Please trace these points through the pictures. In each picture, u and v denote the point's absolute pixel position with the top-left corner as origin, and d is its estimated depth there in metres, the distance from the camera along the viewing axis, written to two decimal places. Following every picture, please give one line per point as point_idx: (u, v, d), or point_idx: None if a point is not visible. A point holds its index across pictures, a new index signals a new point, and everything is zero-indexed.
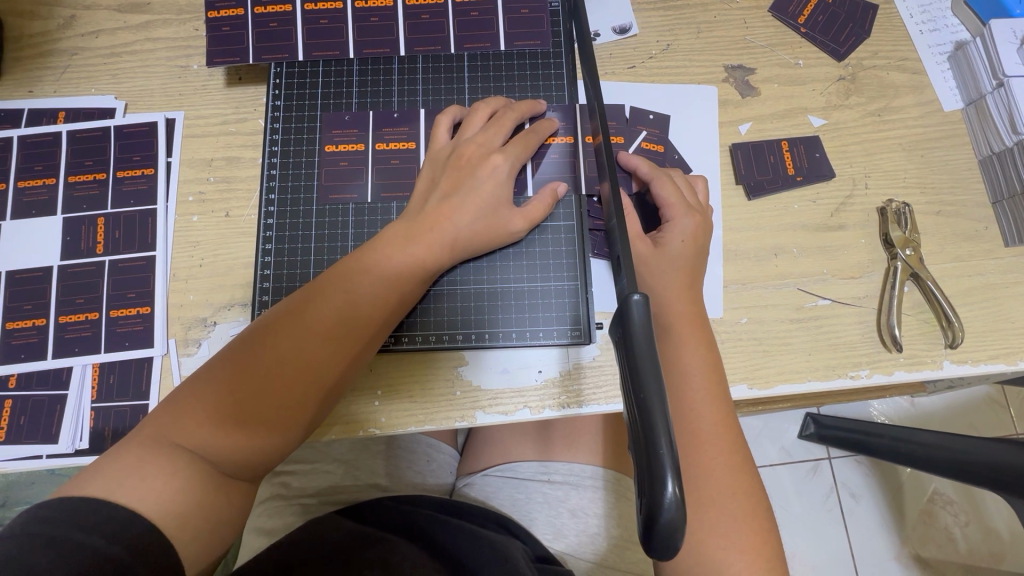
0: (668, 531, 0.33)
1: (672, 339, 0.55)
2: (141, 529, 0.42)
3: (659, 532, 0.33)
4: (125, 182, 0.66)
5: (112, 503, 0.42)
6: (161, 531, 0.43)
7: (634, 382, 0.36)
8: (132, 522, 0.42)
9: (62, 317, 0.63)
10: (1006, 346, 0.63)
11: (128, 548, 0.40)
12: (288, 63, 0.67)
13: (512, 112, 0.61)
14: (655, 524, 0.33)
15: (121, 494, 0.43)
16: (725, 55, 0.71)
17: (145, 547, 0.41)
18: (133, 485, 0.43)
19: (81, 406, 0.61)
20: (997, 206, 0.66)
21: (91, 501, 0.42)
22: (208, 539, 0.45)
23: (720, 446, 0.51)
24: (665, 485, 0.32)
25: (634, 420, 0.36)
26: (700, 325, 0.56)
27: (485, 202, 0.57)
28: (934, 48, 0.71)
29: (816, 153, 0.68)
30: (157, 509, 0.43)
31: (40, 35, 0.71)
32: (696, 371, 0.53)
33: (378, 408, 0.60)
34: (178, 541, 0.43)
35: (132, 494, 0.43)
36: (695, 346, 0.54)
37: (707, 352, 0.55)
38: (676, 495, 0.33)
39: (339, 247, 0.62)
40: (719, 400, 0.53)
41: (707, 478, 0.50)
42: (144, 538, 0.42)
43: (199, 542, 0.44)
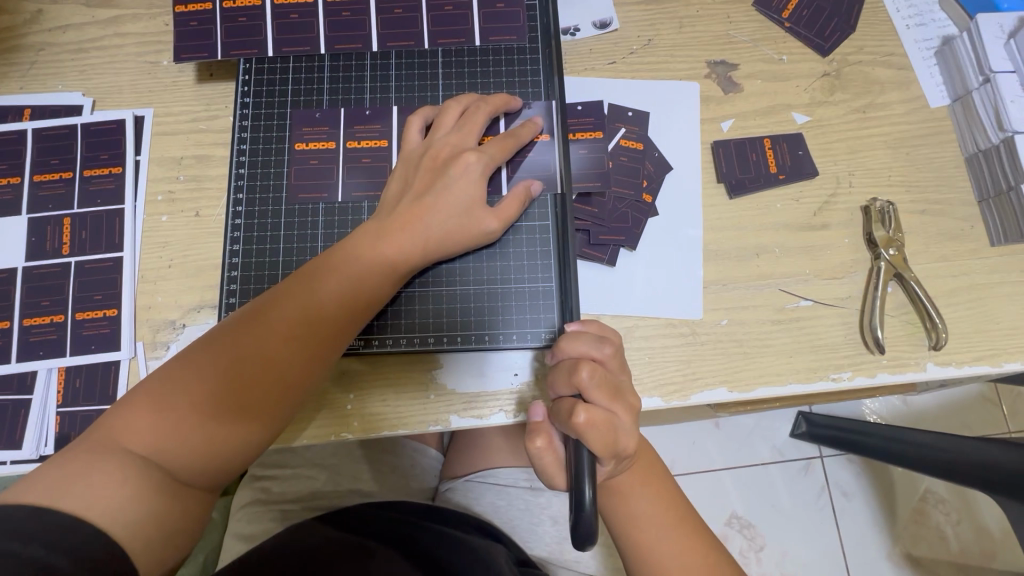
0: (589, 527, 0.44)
1: (612, 490, 0.53)
2: (88, 538, 0.40)
3: (581, 527, 0.44)
4: (92, 181, 0.65)
5: (56, 510, 0.41)
6: (109, 538, 0.41)
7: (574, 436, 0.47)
8: (77, 531, 0.40)
9: (27, 319, 0.61)
10: (992, 347, 0.61)
11: (71, 558, 0.39)
12: (259, 59, 0.65)
13: (485, 107, 0.60)
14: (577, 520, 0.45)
15: (67, 502, 0.41)
16: (707, 51, 0.70)
17: (89, 555, 0.40)
18: (80, 492, 0.42)
19: (45, 411, 0.60)
20: (984, 204, 0.65)
21: (34, 508, 0.40)
22: (160, 547, 0.44)
23: (642, 487, 0.53)
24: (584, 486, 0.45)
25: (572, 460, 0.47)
26: (641, 456, 0.55)
27: (457, 202, 0.55)
28: (921, 43, 0.70)
29: (799, 151, 0.67)
30: (105, 516, 0.42)
31: (5, 30, 0.69)
32: (646, 511, 0.53)
33: (350, 411, 0.59)
34: (129, 548, 0.42)
35: (79, 501, 0.42)
36: (639, 489, 0.53)
37: (652, 486, 0.54)
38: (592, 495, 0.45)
39: (309, 248, 0.61)
40: (676, 517, 0.53)
41: (639, 524, 0.52)
42: (91, 546, 0.40)
43: (151, 551, 0.43)
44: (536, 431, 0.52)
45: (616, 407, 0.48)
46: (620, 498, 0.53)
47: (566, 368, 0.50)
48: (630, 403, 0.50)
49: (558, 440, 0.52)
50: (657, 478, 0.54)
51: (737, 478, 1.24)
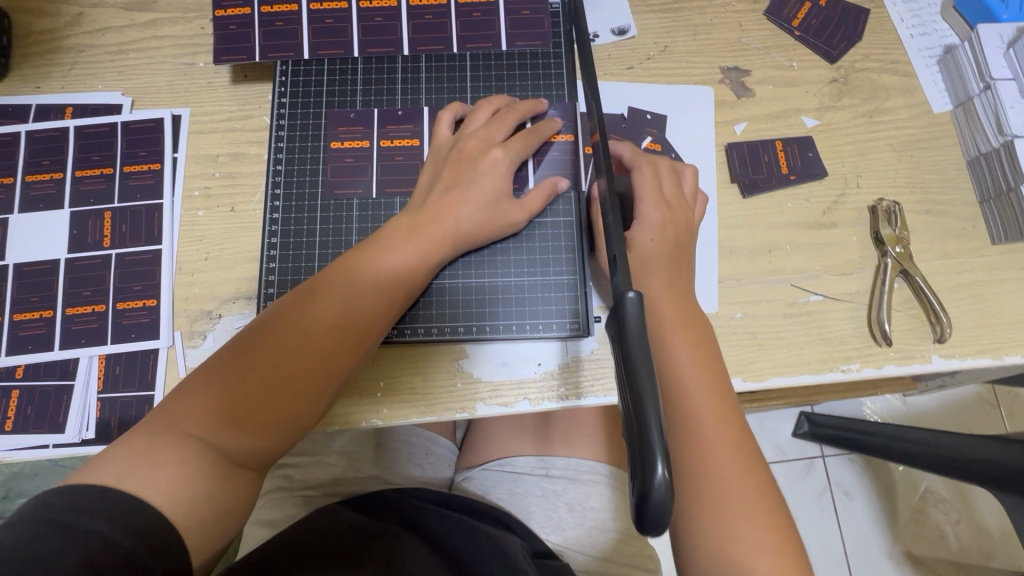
0: (658, 516, 0.34)
1: (663, 337, 0.56)
2: (148, 517, 0.43)
3: (649, 516, 0.34)
4: (132, 176, 0.67)
5: (118, 490, 0.43)
6: (167, 518, 0.44)
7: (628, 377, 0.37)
8: (138, 511, 0.43)
9: (70, 309, 0.64)
10: (993, 341, 0.64)
11: (133, 535, 0.41)
12: (294, 61, 0.68)
13: (515, 112, 0.63)
14: (643, 506, 0.34)
15: (129, 482, 0.44)
16: (721, 57, 0.73)
17: (149, 534, 0.42)
18: (140, 474, 0.45)
19: (87, 397, 0.62)
20: (985, 205, 0.68)
21: (97, 488, 0.43)
22: (213, 527, 0.47)
23: (686, 342, 0.56)
24: (656, 465, 0.33)
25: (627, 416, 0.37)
26: (686, 316, 0.58)
27: (486, 195, 0.58)
28: (924, 51, 0.73)
29: (809, 153, 0.70)
30: (163, 496, 0.44)
31: (48, 31, 0.72)
32: (691, 372, 0.55)
33: (381, 398, 0.62)
34: (183, 529, 0.45)
35: (138, 482, 0.44)
36: (681, 341, 0.56)
37: (697, 345, 0.56)
38: (666, 476, 0.33)
39: (343, 242, 0.64)
40: (721, 399, 0.54)
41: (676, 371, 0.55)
42: (152, 524, 0.43)
43: (205, 530, 0.46)
44: None
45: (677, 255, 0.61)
46: (668, 354, 0.55)
47: None
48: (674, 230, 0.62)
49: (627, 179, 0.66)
50: (710, 357, 0.56)
51: None
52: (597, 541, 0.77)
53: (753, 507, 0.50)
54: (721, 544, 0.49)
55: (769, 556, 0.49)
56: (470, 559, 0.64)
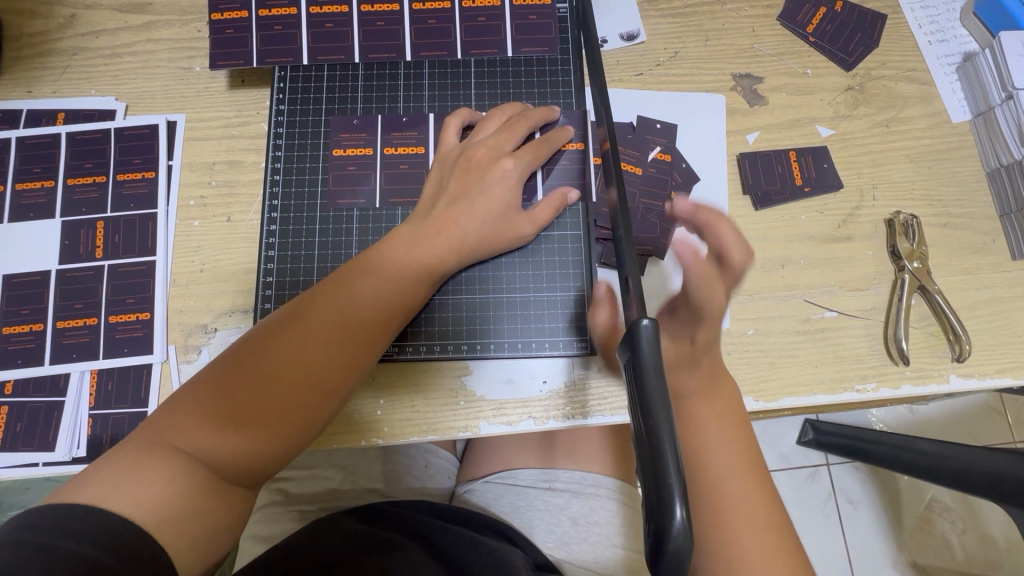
0: (676, 562, 0.32)
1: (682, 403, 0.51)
2: (135, 537, 0.41)
3: (666, 562, 0.32)
4: (125, 185, 0.65)
5: (104, 509, 0.42)
6: (155, 538, 0.42)
7: (643, 411, 0.34)
8: (125, 531, 0.41)
9: (61, 322, 0.62)
10: (1013, 360, 0.62)
11: (118, 556, 0.40)
12: (293, 66, 0.66)
13: (526, 120, 0.61)
14: (662, 552, 0.32)
15: (117, 501, 0.42)
16: (733, 64, 0.71)
17: (137, 553, 0.41)
18: (129, 491, 0.43)
19: (78, 413, 0.60)
20: (1005, 219, 0.66)
21: (83, 508, 0.41)
22: (204, 548, 0.45)
23: (720, 420, 0.51)
24: (675, 508, 0.31)
25: (641, 451, 0.35)
26: (717, 389, 0.52)
27: (493, 208, 0.56)
28: (942, 59, 0.71)
29: (824, 163, 0.68)
30: (151, 516, 0.43)
31: (40, 34, 0.70)
32: (721, 453, 0.49)
33: (381, 416, 0.60)
34: (172, 550, 0.43)
35: (127, 500, 0.43)
36: (710, 418, 0.51)
37: (728, 422, 0.51)
38: (686, 520, 0.32)
39: (343, 254, 0.62)
40: (753, 479, 0.49)
41: (706, 450, 0.49)
42: (140, 544, 0.41)
43: (195, 551, 0.44)
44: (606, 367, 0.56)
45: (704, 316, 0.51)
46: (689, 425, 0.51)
47: None
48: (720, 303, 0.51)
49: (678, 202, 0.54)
50: (734, 419, 0.52)
51: None
52: (603, 557, 0.74)
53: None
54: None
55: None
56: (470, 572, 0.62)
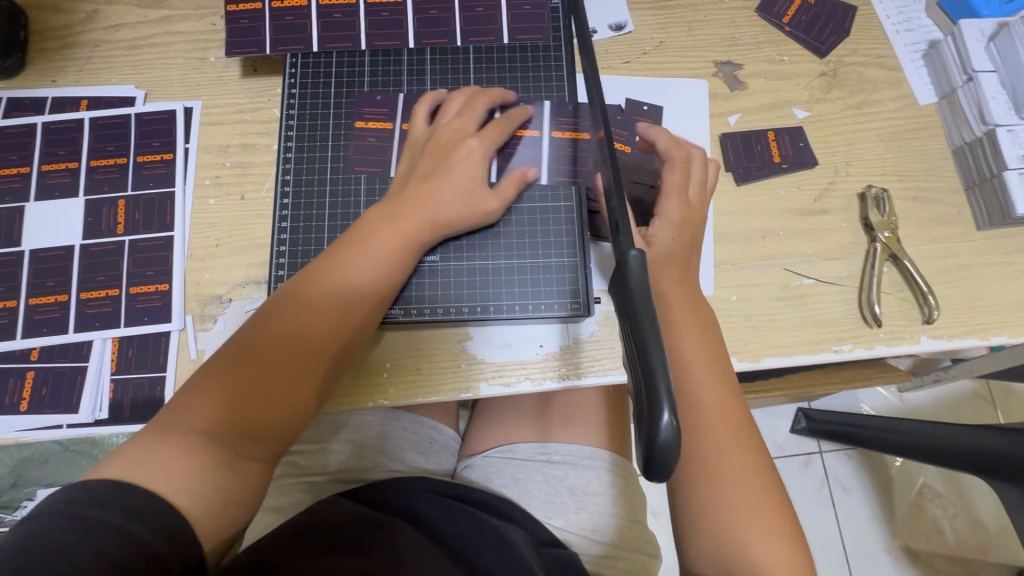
0: (663, 464, 0.34)
1: (672, 334, 0.58)
2: (162, 509, 0.44)
3: (656, 464, 0.34)
4: (145, 166, 0.70)
5: (130, 483, 0.44)
6: (179, 510, 0.45)
7: (633, 325, 0.38)
8: (152, 501, 0.44)
9: (83, 293, 0.66)
10: (980, 323, 0.67)
11: (151, 527, 0.42)
12: (303, 54, 0.70)
13: (484, 98, 0.65)
14: (652, 455, 0.34)
15: (141, 476, 0.45)
16: (714, 52, 0.76)
17: (163, 524, 0.43)
18: (151, 466, 0.46)
19: (101, 378, 0.63)
20: (970, 192, 0.71)
21: (110, 482, 0.44)
22: (224, 515, 0.47)
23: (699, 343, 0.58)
24: (662, 413, 0.34)
25: (633, 366, 0.38)
26: (696, 308, 0.60)
27: (463, 183, 0.61)
28: (910, 46, 0.76)
29: (800, 143, 0.72)
30: (173, 488, 0.45)
31: (64, 27, 0.74)
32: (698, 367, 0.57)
33: (387, 379, 0.63)
34: (196, 519, 0.45)
35: (149, 473, 0.46)
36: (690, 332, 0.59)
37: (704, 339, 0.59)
38: (673, 423, 0.34)
39: (351, 226, 0.66)
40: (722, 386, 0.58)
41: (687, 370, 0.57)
42: (166, 516, 0.44)
43: (214, 519, 0.47)
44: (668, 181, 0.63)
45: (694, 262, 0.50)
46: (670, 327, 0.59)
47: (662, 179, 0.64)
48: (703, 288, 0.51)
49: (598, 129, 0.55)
50: (708, 331, 0.60)
51: None
52: (600, 524, 0.78)
53: (740, 466, 0.55)
54: (720, 518, 0.53)
55: (767, 528, 0.53)
56: (473, 549, 0.65)
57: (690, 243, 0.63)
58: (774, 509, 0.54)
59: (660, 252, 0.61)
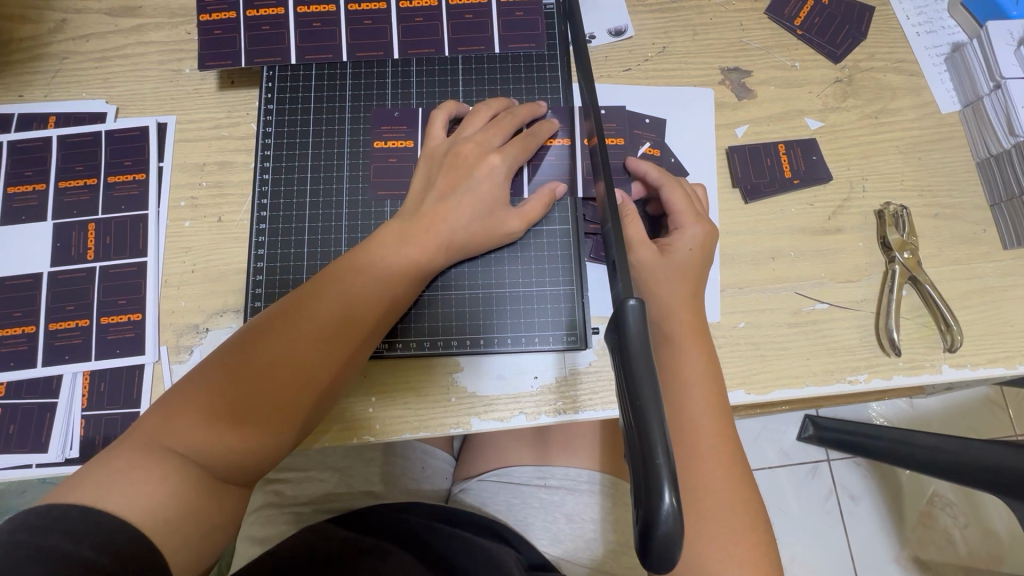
0: (662, 548, 0.31)
1: (673, 350, 0.55)
2: (133, 539, 0.41)
3: (654, 547, 0.31)
4: (116, 187, 0.66)
5: (99, 510, 0.41)
6: (149, 540, 0.42)
7: (629, 387, 0.34)
8: (120, 530, 0.41)
9: (52, 324, 0.62)
10: (1006, 350, 0.62)
11: (119, 559, 0.40)
12: (281, 66, 0.66)
13: (511, 115, 0.61)
14: (649, 538, 0.31)
15: (109, 501, 0.42)
16: (721, 58, 0.71)
17: (133, 557, 0.41)
18: (121, 490, 0.43)
19: (71, 415, 0.60)
20: (996, 208, 0.66)
21: (79, 508, 0.41)
22: (198, 546, 0.44)
23: (705, 387, 0.54)
24: (662, 493, 0.31)
25: (629, 431, 0.34)
26: (701, 349, 0.56)
27: (481, 203, 0.56)
28: (931, 49, 0.71)
29: (813, 156, 0.68)
30: (145, 515, 0.42)
31: (31, 39, 0.70)
32: (703, 414, 0.53)
33: (372, 415, 0.60)
34: (167, 550, 0.43)
35: (120, 499, 0.42)
36: (695, 376, 0.54)
37: (709, 382, 0.54)
38: (674, 506, 0.31)
39: (333, 251, 0.62)
40: (724, 438, 0.53)
41: (690, 414, 0.53)
42: (136, 548, 0.41)
43: (188, 549, 0.44)
44: (667, 185, 0.61)
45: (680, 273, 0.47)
46: (673, 366, 0.55)
47: (666, 181, 0.61)
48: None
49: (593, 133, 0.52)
50: (712, 375, 0.55)
51: None
52: (598, 552, 0.73)
53: (738, 530, 0.50)
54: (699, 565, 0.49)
55: (746, 571, 0.49)
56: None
57: (702, 260, 0.59)
58: (756, 551, 0.50)
59: (642, 267, 0.58)
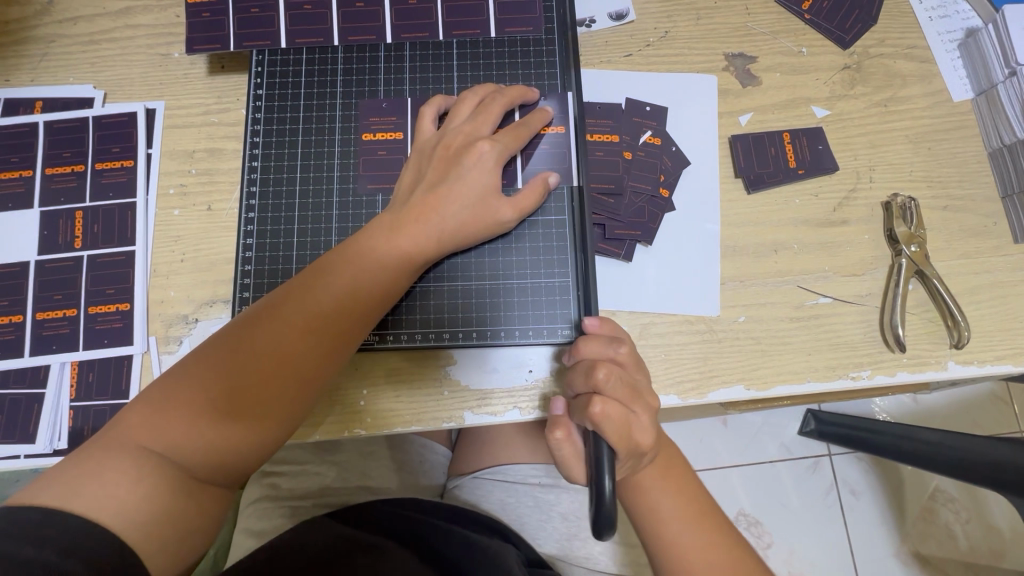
0: (609, 518, 0.44)
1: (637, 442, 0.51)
2: (100, 542, 0.41)
3: (603, 517, 0.44)
4: (104, 174, 0.64)
5: (68, 512, 0.41)
6: (121, 544, 0.41)
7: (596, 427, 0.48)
8: (88, 535, 0.40)
9: (40, 313, 0.61)
10: (1014, 347, 0.60)
11: (81, 563, 0.39)
12: (271, 51, 0.65)
13: (502, 99, 0.59)
14: (598, 508, 0.44)
15: (80, 504, 0.41)
16: (725, 43, 0.68)
17: (99, 560, 0.40)
18: (93, 493, 0.42)
19: (59, 405, 0.59)
20: (1008, 200, 0.64)
21: (46, 511, 0.41)
22: (177, 548, 0.44)
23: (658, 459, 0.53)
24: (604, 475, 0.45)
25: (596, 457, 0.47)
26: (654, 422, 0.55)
27: (472, 193, 0.55)
28: (944, 35, 0.68)
29: (819, 145, 0.65)
30: (117, 519, 0.42)
31: (17, 21, 0.68)
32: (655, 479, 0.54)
33: (364, 407, 0.59)
34: (143, 553, 0.42)
35: (92, 502, 0.42)
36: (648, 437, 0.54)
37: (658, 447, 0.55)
38: (612, 485, 0.45)
39: (323, 242, 0.61)
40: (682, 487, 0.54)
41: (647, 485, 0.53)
42: (105, 551, 0.40)
43: (165, 552, 0.43)
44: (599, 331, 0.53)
45: (635, 405, 0.49)
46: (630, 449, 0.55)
47: (601, 342, 0.51)
48: (650, 403, 0.50)
49: (579, 435, 0.51)
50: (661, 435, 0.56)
51: (745, 474, 1.23)
52: (593, 552, 0.74)
53: None
54: None
55: None
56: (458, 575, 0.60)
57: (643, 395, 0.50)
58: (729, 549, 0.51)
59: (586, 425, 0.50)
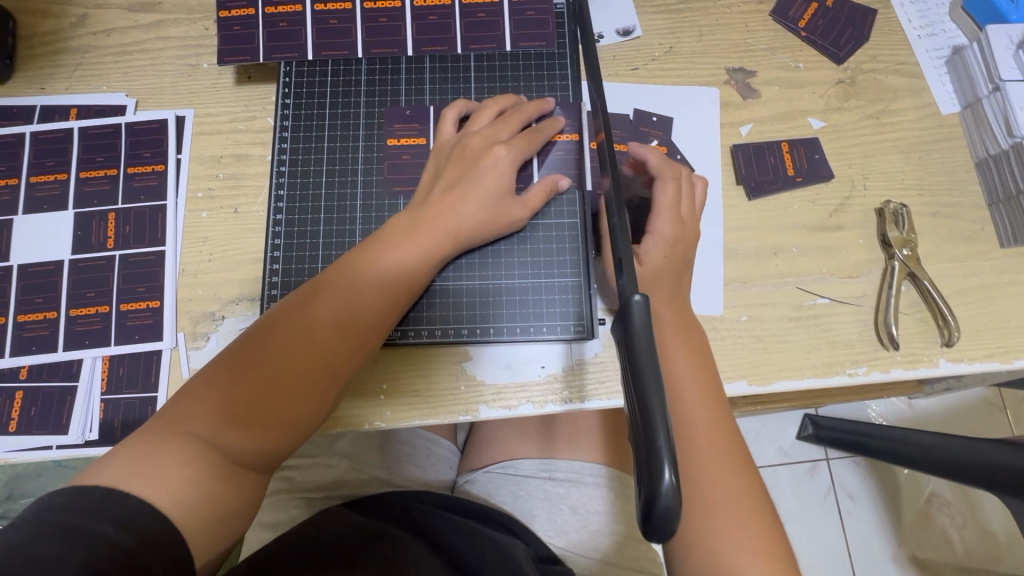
0: (664, 521, 0.34)
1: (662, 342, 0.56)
2: (150, 517, 0.43)
3: (656, 520, 0.34)
4: (136, 178, 0.67)
5: (122, 490, 0.43)
6: (170, 522, 0.43)
7: (636, 380, 0.37)
8: (141, 512, 0.43)
9: (73, 310, 0.64)
10: (1001, 346, 0.64)
11: (135, 537, 0.41)
12: (298, 62, 0.68)
13: (520, 113, 0.63)
14: (653, 512, 0.33)
15: (133, 484, 0.44)
16: (726, 58, 0.72)
17: (149, 535, 0.42)
18: (146, 473, 0.45)
19: (90, 398, 0.62)
20: (994, 208, 0.67)
21: (101, 489, 0.43)
22: (217, 530, 0.46)
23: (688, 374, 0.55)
24: (663, 471, 0.33)
25: (635, 422, 0.37)
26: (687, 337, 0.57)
27: (487, 194, 0.58)
28: (932, 52, 0.73)
29: (815, 155, 0.69)
30: (167, 498, 0.44)
31: (53, 33, 0.72)
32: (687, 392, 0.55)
33: (384, 401, 0.61)
34: (187, 533, 0.44)
35: (144, 482, 0.44)
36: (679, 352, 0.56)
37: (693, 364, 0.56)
38: (674, 483, 0.33)
39: (348, 242, 0.64)
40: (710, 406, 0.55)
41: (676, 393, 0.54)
42: (155, 528, 0.43)
43: (208, 533, 0.45)
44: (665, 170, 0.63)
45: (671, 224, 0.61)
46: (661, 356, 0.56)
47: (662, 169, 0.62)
48: (689, 234, 0.62)
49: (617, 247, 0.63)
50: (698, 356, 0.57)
51: None
52: (601, 544, 0.75)
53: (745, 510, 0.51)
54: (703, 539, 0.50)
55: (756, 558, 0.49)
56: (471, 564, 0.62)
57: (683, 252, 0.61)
58: (768, 540, 0.50)
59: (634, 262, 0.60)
